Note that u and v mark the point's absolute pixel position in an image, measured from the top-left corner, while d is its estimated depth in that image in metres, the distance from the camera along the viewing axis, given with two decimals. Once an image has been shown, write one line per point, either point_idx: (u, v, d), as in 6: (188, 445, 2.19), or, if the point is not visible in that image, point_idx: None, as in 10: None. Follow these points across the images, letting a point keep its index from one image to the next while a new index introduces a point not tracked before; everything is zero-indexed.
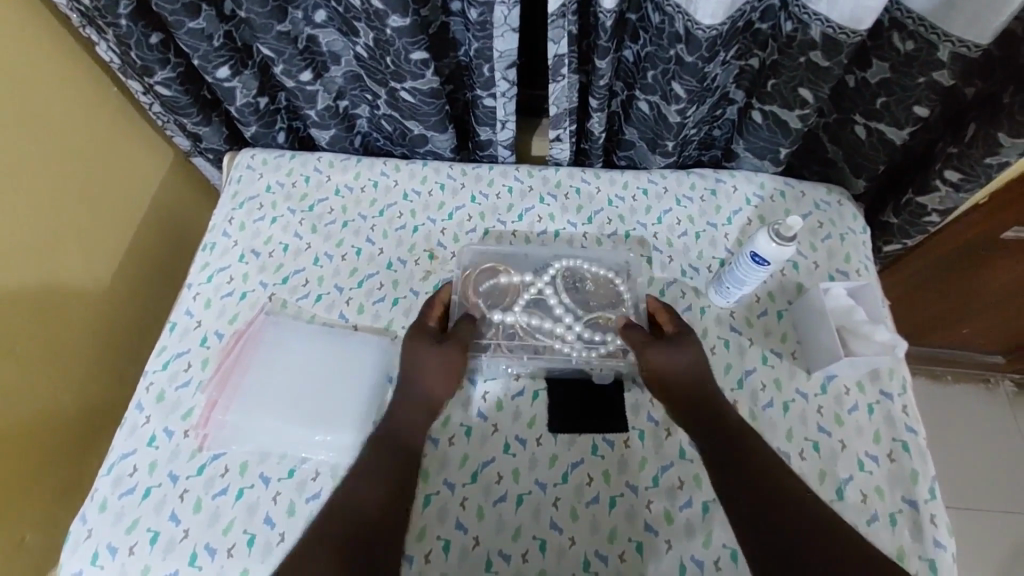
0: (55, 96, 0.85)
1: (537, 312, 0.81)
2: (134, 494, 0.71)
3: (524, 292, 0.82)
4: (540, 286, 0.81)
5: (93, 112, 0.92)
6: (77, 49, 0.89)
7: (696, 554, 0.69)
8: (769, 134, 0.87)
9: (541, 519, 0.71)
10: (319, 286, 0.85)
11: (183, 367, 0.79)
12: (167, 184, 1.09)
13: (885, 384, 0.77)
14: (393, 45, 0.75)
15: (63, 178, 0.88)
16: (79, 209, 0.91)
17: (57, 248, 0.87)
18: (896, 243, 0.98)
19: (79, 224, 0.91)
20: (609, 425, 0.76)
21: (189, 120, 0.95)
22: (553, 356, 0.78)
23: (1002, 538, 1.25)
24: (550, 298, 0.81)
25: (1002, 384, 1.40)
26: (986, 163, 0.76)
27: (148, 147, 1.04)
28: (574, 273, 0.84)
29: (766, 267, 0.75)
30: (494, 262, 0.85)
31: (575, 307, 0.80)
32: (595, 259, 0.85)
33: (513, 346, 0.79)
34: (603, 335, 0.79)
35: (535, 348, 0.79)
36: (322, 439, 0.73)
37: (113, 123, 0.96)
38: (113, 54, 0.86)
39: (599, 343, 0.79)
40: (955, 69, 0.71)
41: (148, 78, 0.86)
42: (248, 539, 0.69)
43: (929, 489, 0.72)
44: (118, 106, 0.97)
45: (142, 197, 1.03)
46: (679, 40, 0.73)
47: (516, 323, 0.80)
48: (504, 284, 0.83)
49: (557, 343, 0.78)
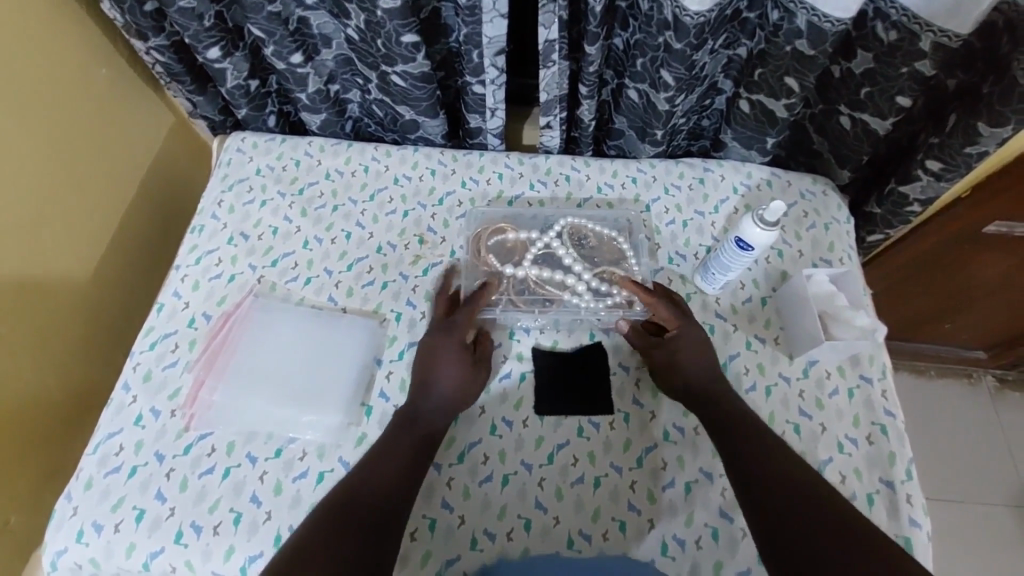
0: (50, 70, 0.85)
1: (546, 264, 0.83)
2: (120, 472, 0.71)
3: (532, 246, 0.83)
4: (547, 239, 0.83)
5: (87, 80, 0.91)
6: (77, 15, 0.88)
7: (678, 532, 0.70)
8: (757, 123, 0.89)
9: (526, 499, 0.72)
10: (309, 269, 0.85)
11: (170, 348, 0.79)
12: (158, 159, 1.08)
13: (865, 369, 0.79)
14: (383, 27, 0.75)
15: (56, 155, 0.88)
16: (70, 191, 0.90)
17: (47, 229, 0.87)
18: (879, 234, 0.99)
19: (71, 206, 0.91)
20: (587, 411, 0.76)
21: (183, 87, 0.95)
22: (560, 308, 0.80)
23: (980, 528, 1.28)
24: (559, 250, 0.83)
25: (984, 379, 1.43)
26: (966, 152, 0.78)
27: (142, 130, 1.04)
28: (579, 232, 0.87)
29: (750, 252, 0.76)
30: (501, 222, 0.87)
31: (562, 291, 0.81)
32: (583, 246, 0.86)
33: (524, 297, 0.81)
34: (611, 287, 0.81)
35: (545, 299, 0.81)
36: (309, 420, 0.74)
37: (109, 105, 0.96)
38: (117, 11, 0.81)
39: (606, 294, 0.81)
40: (936, 59, 0.72)
41: (142, 42, 0.87)
42: (234, 518, 0.69)
43: (905, 471, 0.73)
44: (115, 77, 0.96)
45: (133, 174, 1.03)
46: (668, 27, 0.74)
47: (526, 276, 0.81)
48: (511, 241, 0.84)
49: (565, 295, 0.80)
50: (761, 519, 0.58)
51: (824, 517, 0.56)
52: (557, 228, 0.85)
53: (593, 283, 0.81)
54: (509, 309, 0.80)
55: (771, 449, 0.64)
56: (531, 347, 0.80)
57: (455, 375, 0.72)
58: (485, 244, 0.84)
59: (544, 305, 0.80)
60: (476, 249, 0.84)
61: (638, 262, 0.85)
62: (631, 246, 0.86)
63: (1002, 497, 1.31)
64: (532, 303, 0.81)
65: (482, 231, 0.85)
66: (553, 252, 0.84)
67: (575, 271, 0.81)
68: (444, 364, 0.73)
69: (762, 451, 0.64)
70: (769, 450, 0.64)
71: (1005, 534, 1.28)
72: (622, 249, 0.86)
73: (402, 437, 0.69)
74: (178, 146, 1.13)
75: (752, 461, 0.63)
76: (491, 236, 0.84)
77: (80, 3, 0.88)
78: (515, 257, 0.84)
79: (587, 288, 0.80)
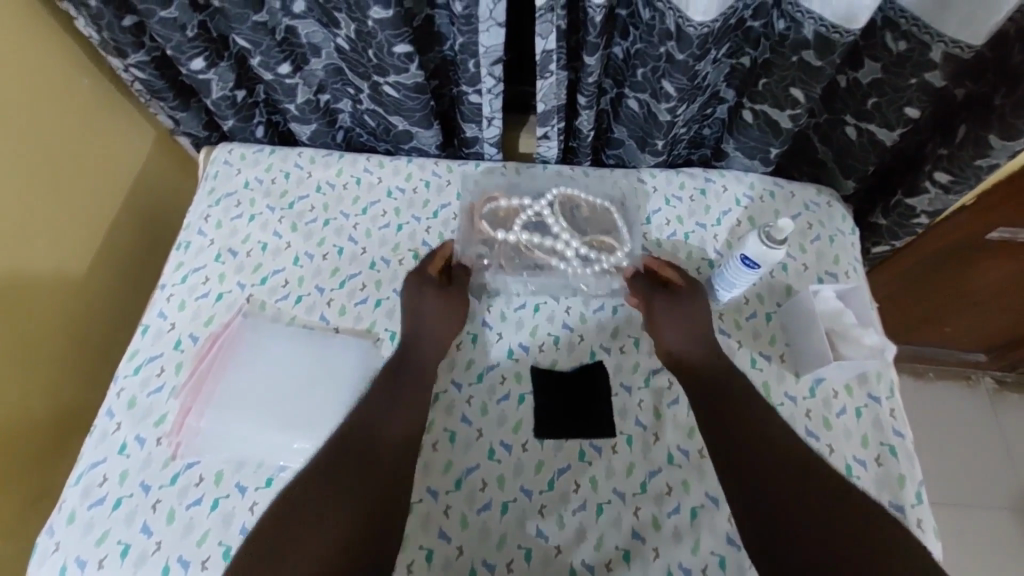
0: (25, 88, 0.81)
1: (536, 232, 0.81)
2: (103, 504, 0.68)
3: (523, 212, 0.80)
4: (539, 207, 0.80)
5: (65, 97, 0.88)
6: (52, 30, 0.84)
7: (684, 561, 0.68)
8: (760, 134, 0.86)
9: (526, 527, 0.69)
10: (299, 287, 0.82)
11: (155, 372, 0.76)
12: (144, 172, 1.05)
13: (873, 387, 0.77)
14: (375, 37, 0.72)
15: (32, 178, 0.84)
16: (47, 214, 0.86)
17: (23, 255, 0.83)
18: (884, 244, 0.97)
19: (48, 229, 0.87)
20: (589, 424, 0.75)
21: (165, 104, 0.92)
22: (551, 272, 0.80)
23: (983, 534, 1.27)
24: (548, 219, 0.80)
25: (983, 380, 1.42)
26: (976, 165, 0.76)
27: (124, 148, 1.00)
28: (571, 203, 0.84)
29: (756, 270, 0.73)
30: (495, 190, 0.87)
31: (552, 257, 0.80)
32: (575, 215, 0.84)
33: (513, 263, 0.81)
34: (599, 254, 0.80)
35: (535, 265, 0.81)
36: (301, 447, 0.71)
37: (88, 123, 0.92)
38: (92, 29, 0.79)
39: (594, 260, 0.79)
40: (946, 70, 0.70)
41: (122, 59, 0.84)
42: (224, 551, 0.66)
43: (915, 492, 0.71)
44: (93, 94, 0.93)
45: (115, 194, 0.99)
46: (671, 37, 0.72)
47: (516, 241, 0.79)
48: (503, 209, 0.82)
49: (553, 260, 0.79)
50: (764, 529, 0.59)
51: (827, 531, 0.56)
52: (547, 198, 0.81)
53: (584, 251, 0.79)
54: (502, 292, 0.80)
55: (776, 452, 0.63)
56: (529, 366, 0.78)
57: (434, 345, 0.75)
58: (480, 215, 0.81)
59: (534, 269, 0.81)
60: (471, 221, 0.82)
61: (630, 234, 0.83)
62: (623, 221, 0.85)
63: (1004, 501, 1.30)
64: (522, 267, 0.81)
65: (476, 203, 0.82)
66: (543, 220, 0.81)
67: (565, 240, 0.79)
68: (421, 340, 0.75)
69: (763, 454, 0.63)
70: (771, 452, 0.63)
71: (1009, 540, 1.27)
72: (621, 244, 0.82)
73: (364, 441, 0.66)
74: (162, 164, 1.09)
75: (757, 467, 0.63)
76: (485, 206, 0.82)
77: (56, 17, 0.84)
78: (509, 223, 0.82)
79: (575, 253, 0.79)
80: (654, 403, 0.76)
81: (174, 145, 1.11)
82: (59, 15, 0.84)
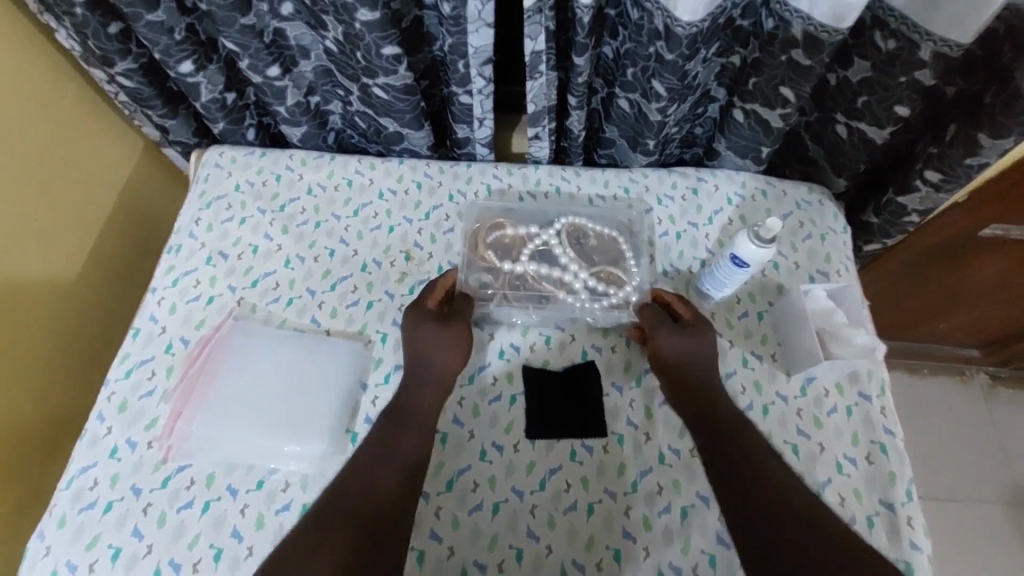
0: (10, 99, 0.81)
1: (543, 262, 0.81)
2: (94, 508, 0.68)
3: (530, 242, 0.82)
4: (545, 236, 0.81)
5: (49, 107, 0.88)
6: (35, 41, 0.84)
7: (674, 560, 0.68)
8: (750, 133, 0.86)
9: (517, 527, 0.69)
10: (290, 289, 0.82)
11: (146, 376, 0.76)
12: (131, 179, 1.05)
13: (864, 386, 0.77)
14: (363, 39, 0.72)
15: (18, 187, 0.84)
16: (31, 223, 0.86)
17: (10, 265, 0.83)
18: (876, 242, 0.97)
19: (33, 238, 0.87)
20: (581, 421, 0.75)
21: (154, 111, 0.92)
22: (556, 305, 0.79)
23: (979, 529, 1.27)
24: (556, 248, 0.81)
25: (978, 376, 1.42)
26: (966, 163, 0.75)
27: (110, 157, 1.00)
28: (578, 231, 0.84)
29: (746, 269, 0.73)
30: (499, 215, 0.85)
31: (558, 287, 0.79)
32: (582, 246, 0.84)
33: (519, 295, 0.79)
34: (607, 287, 0.79)
35: (540, 297, 0.79)
36: (292, 450, 0.71)
37: (73, 132, 0.92)
38: (74, 41, 0.82)
39: (603, 294, 0.79)
40: (936, 69, 0.70)
41: (109, 68, 0.84)
42: (215, 554, 0.66)
43: (906, 490, 0.71)
44: (77, 103, 0.93)
45: (101, 202, 0.99)
46: (659, 37, 0.71)
47: (524, 273, 0.79)
48: (509, 237, 0.82)
49: (561, 293, 0.79)
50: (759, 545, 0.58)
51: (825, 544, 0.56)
52: (555, 226, 0.82)
53: (590, 281, 0.79)
54: (503, 304, 0.79)
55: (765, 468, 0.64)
56: (521, 367, 0.78)
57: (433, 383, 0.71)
58: (483, 240, 0.81)
59: (539, 301, 0.79)
60: (474, 244, 0.82)
61: (637, 262, 0.83)
62: (630, 247, 0.84)
63: (998, 496, 1.31)
64: (527, 300, 0.79)
65: (481, 227, 0.82)
66: (550, 250, 0.82)
67: (572, 270, 0.80)
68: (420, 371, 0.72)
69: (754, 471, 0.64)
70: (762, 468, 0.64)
71: (1004, 535, 1.27)
72: (622, 248, 0.83)
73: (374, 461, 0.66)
74: (149, 171, 1.09)
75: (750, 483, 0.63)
76: (490, 233, 0.82)
77: (39, 28, 0.84)
78: (514, 252, 0.82)
79: (583, 287, 0.79)
80: (645, 403, 0.76)
81: (161, 153, 1.11)
82: (41, 27, 0.85)
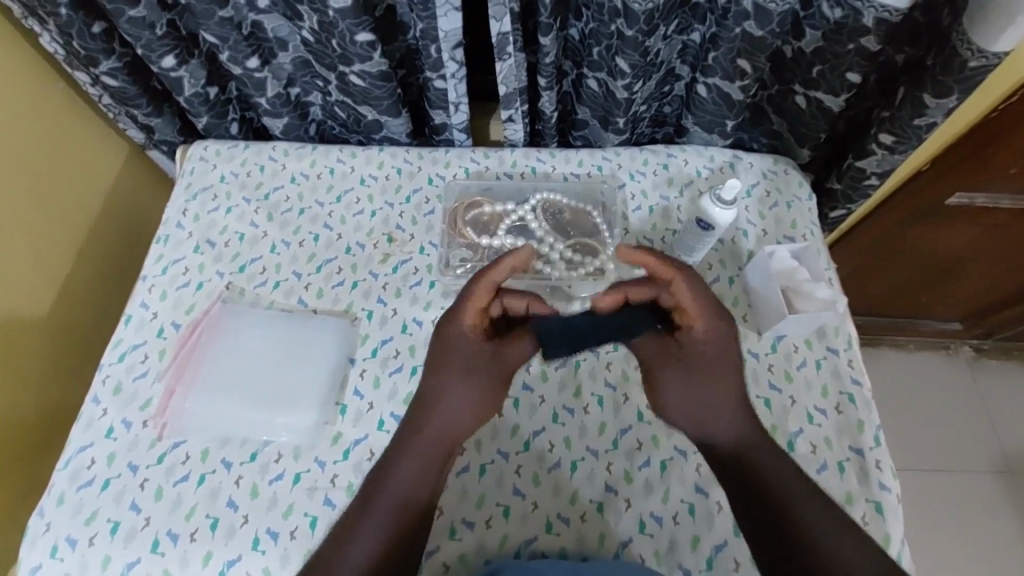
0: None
1: (520, 236, 0.87)
2: (92, 486, 0.71)
3: (507, 218, 0.87)
4: (522, 212, 0.86)
5: (36, 111, 0.91)
6: (20, 48, 0.87)
7: (654, 510, 0.71)
8: (715, 107, 0.90)
9: (503, 486, 0.72)
10: (277, 273, 0.85)
11: (139, 359, 0.78)
12: (116, 185, 1.07)
13: (831, 341, 0.80)
14: (337, 27, 0.76)
15: (7, 189, 0.86)
16: (20, 223, 0.89)
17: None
18: (841, 209, 1.01)
19: (21, 238, 0.89)
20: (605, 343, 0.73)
21: (140, 111, 0.95)
22: (535, 276, 0.84)
23: (963, 495, 1.31)
24: (532, 223, 0.86)
25: (961, 349, 1.47)
26: (915, 124, 0.80)
27: (97, 160, 1.03)
28: (553, 207, 0.89)
29: (712, 232, 0.77)
30: (478, 195, 0.91)
31: (536, 259, 0.85)
32: (558, 220, 0.89)
33: (496, 263, 0.86)
34: (583, 257, 0.85)
35: (520, 266, 0.86)
36: (283, 422, 0.74)
37: (60, 136, 0.95)
38: (57, 44, 0.85)
39: (579, 263, 0.85)
40: (880, 34, 0.74)
41: (94, 68, 0.87)
42: (211, 523, 0.69)
43: (874, 436, 0.75)
44: (63, 108, 0.96)
45: (89, 203, 1.01)
46: (619, 14, 0.75)
47: (502, 246, 0.85)
48: (487, 214, 0.87)
49: (538, 265, 0.84)
50: (761, 541, 0.60)
51: (833, 552, 0.57)
52: (530, 203, 0.88)
53: (566, 253, 0.85)
54: (482, 273, 0.85)
55: (779, 461, 0.63)
56: None
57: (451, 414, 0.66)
58: (462, 218, 0.87)
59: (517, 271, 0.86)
60: (453, 224, 0.87)
61: (611, 233, 0.88)
62: (604, 222, 0.89)
63: (982, 463, 1.34)
64: (505, 269, 0.85)
65: (459, 206, 0.88)
66: (526, 226, 0.87)
67: (549, 242, 0.86)
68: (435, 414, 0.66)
69: (770, 471, 0.62)
70: (779, 465, 0.62)
71: (987, 497, 1.31)
72: (595, 222, 0.89)
73: (382, 495, 0.63)
74: (136, 174, 1.12)
75: (770, 481, 0.61)
76: (468, 211, 0.87)
77: (25, 37, 0.88)
78: (492, 229, 0.87)
79: (560, 258, 0.85)
80: (623, 366, 0.79)
81: (148, 158, 1.14)
82: (26, 35, 0.88)
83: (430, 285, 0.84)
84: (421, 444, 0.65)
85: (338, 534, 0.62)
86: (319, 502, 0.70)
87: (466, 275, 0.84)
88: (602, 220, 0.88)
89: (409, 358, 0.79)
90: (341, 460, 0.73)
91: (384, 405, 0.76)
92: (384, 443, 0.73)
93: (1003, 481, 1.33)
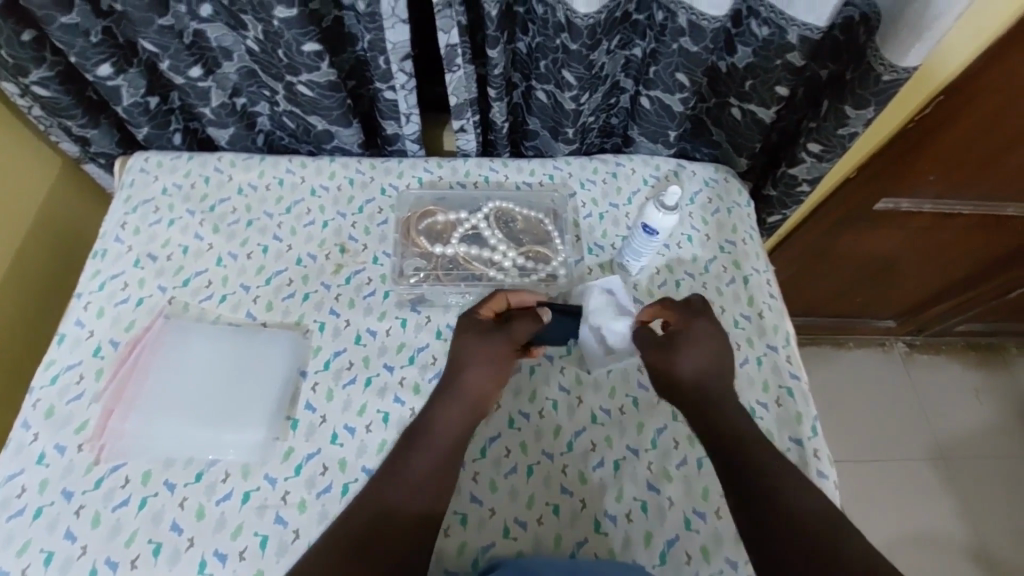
0: None
1: (473, 244, 0.87)
2: (23, 515, 0.67)
3: (460, 226, 0.87)
4: (474, 221, 0.88)
5: None
6: None
7: (609, 509, 0.72)
8: (657, 118, 0.94)
9: (460, 494, 0.72)
10: (224, 286, 0.83)
11: (74, 380, 0.75)
12: (49, 200, 1.02)
13: (771, 338, 0.85)
14: (282, 36, 0.75)
15: None
16: None
17: None
18: (777, 214, 1.07)
19: None
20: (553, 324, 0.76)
21: (74, 122, 0.91)
22: (488, 282, 0.85)
23: (901, 482, 1.39)
24: (485, 231, 0.87)
25: (895, 344, 1.57)
26: (839, 134, 0.86)
27: (27, 175, 0.98)
28: (505, 215, 0.91)
29: (657, 237, 0.81)
30: (430, 205, 0.91)
31: (489, 266, 0.86)
32: (510, 228, 0.90)
33: (451, 273, 0.85)
34: (535, 264, 0.87)
35: (472, 275, 0.86)
36: (232, 439, 0.72)
37: None
38: None
39: (531, 270, 0.87)
40: (803, 51, 0.79)
41: (22, 77, 0.83)
42: (153, 549, 0.66)
43: (811, 427, 0.79)
44: None
45: (19, 220, 0.96)
46: (563, 29, 0.78)
47: (456, 254, 0.86)
48: (440, 223, 0.88)
49: (491, 271, 0.86)
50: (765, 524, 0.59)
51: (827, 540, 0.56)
52: (483, 211, 0.89)
53: (518, 259, 0.86)
54: (434, 281, 0.84)
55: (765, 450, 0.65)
56: None
57: (468, 395, 0.69)
58: (415, 227, 0.87)
59: (471, 280, 0.85)
60: (407, 231, 0.87)
61: (563, 241, 0.90)
62: (556, 229, 0.91)
63: (918, 453, 1.43)
64: (459, 279, 0.85)
65: (412, 215, 0.88)
66: (479, 233, 0.88)
67: (501, 250, 0.86)
68: (433, 415, 0.68)
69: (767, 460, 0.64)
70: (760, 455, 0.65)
71: (924, 483, 1.39)
72: (547, 229, 0.90)
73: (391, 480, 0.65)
74: (68, 188, 1.06)
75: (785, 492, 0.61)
76: (421, 220, 0.87)
77: None
78: (446, 237, 0.87)
79: (512, 264, 0.86)
80: (576, 369, 0.81)
81: (82, 171, 1.09)
82: None
83: (384, 295, 0.84)
84: (428, 434, 0.67)
85: (347, 512, 0.64)
86: (270, 520, 0.68)
87: (419, 284, 0.84)
88: (553, 227, 0.90)
89: (364, 369, 0.78)
90: (293, 476, 0.71)
91: (338, 418, 0.75)
92: (338, 456, 0.72)
93: (939, 469, 1.41)
